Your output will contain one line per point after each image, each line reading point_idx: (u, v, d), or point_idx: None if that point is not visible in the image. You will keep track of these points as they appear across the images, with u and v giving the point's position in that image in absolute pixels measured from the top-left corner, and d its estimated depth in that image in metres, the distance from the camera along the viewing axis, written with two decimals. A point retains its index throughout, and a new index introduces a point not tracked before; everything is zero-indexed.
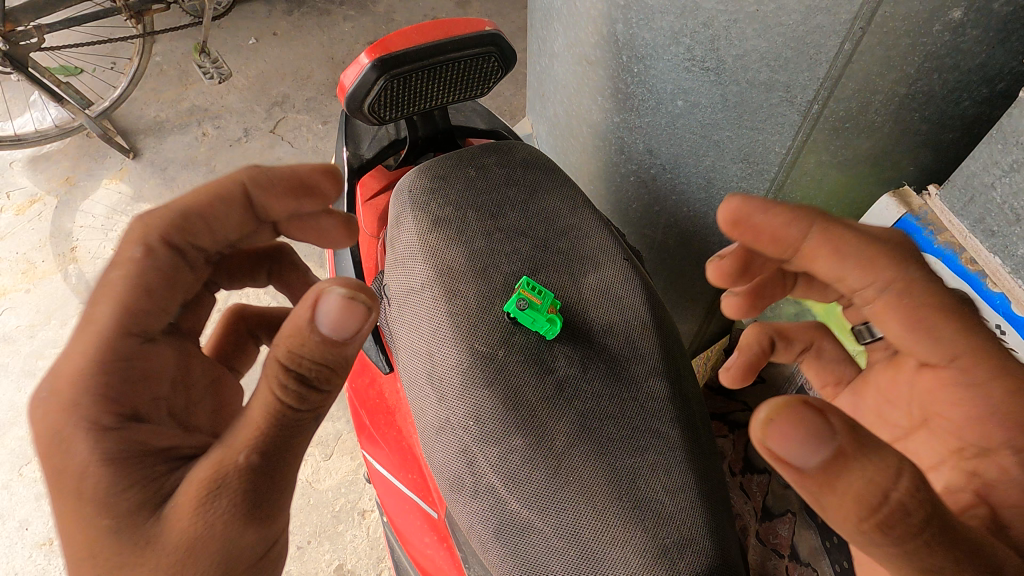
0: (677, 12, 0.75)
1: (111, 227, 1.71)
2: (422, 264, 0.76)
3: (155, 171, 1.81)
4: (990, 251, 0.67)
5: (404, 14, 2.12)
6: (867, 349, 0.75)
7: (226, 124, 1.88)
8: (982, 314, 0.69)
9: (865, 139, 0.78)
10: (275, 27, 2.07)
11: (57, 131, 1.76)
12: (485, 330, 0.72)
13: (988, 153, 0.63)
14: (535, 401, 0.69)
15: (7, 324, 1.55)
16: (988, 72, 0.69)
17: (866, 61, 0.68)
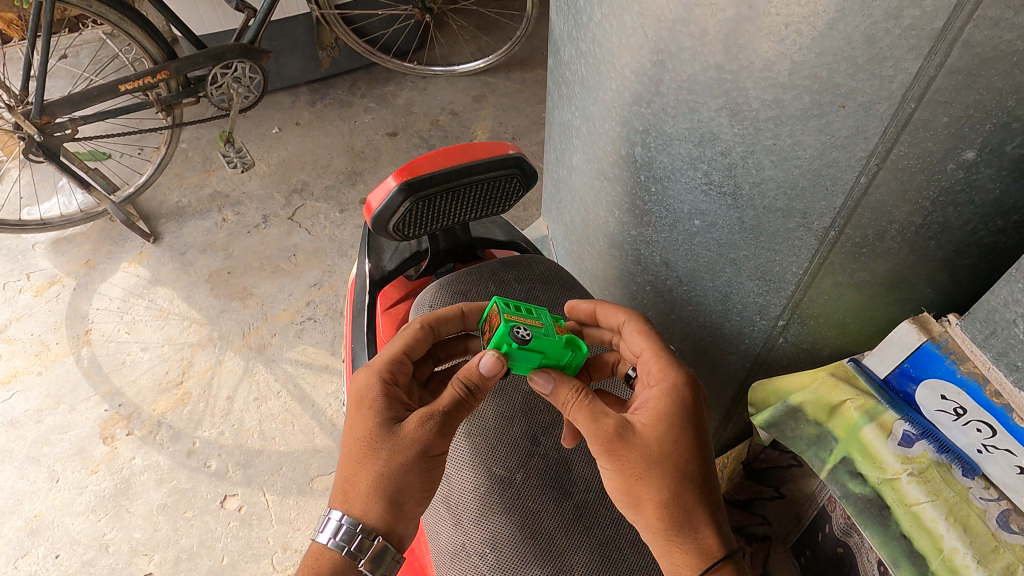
0: (694, 141, 0.77)
1: (126, 311, 1.72)
2: (440, 382, 0.76)
3: (173, 255, 1.83)
4: (1014, 385, 0.66)
5: (422, 107, 2.20)
6: (893, 478, 0.75)
7: (246, 211, 1.92)
8: (1009, 447, 0.68)
9: (880, 263, 0.79)
10: (298, 117, 2.15)
11: (81, 215, 1.81)
12: (504, 452, 0.71)
13: (1009, 292, 0.63)
14: (554, 528, 0.67)
15: (16, 409, 1.55)
16: (1003, 207, 0.70)
17: (882, 193, 0.69)
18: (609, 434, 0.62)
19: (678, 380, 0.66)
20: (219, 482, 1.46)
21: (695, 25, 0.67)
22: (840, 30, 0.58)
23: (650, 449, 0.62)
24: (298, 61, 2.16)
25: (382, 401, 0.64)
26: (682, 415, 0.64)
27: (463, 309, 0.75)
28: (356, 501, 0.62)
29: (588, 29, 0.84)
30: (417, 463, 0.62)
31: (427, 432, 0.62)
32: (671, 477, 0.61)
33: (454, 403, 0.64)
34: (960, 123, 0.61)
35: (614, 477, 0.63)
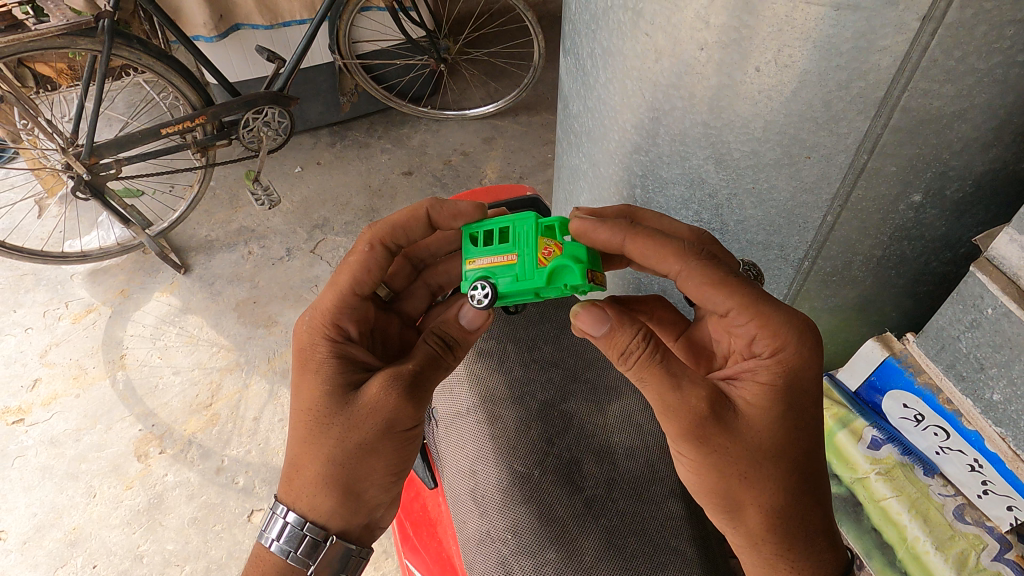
0: (686, 184, 0.89)
1: (158, 337, 1.84)
2: (467, 392, 0.87)
3: (203, 285, 1.96)
4: (962, 393, 0.77)
5: (436, 148, 2.35)
6: (863, 477, 0.87)
7: (270, 244, 2.05)
8: (961, 448, 0.80)
9: (850, 289, 0.90)
10: (319, 157, 2.30)
11: (118, 248, 1.94)
12: (523, 452, 0.82)
13: (952, 313, 0.74)
14: (567, 517, 0.77)
15: (56, 428, 1.65)
16: (950, 240, 0.82)
17: (845, 229, 0.81)
18: (701, 422, 0.62)
19: (792, 358, 0.64)
20: (247, 497, 1.56)
21: (686, 89, 0.76)
22: (804, 96, 0.67)
23: (758, 445, 0.63)
24: (320, 106, 2.31)
25: (336, 377, 0.71)
26: (792, 400, 0.65)
27: (429, 208, 0.77)
28: (305, 476, 0.72)
29: (594, 87, 0.94)
30: (367, 445, 0.69)
31: (378, 408, 0.68)
32: (781, 474, 0.64)
33: (410, 376, 0.70)
34: (906, 171, 0.72)
35: (707, 471, 0.64)
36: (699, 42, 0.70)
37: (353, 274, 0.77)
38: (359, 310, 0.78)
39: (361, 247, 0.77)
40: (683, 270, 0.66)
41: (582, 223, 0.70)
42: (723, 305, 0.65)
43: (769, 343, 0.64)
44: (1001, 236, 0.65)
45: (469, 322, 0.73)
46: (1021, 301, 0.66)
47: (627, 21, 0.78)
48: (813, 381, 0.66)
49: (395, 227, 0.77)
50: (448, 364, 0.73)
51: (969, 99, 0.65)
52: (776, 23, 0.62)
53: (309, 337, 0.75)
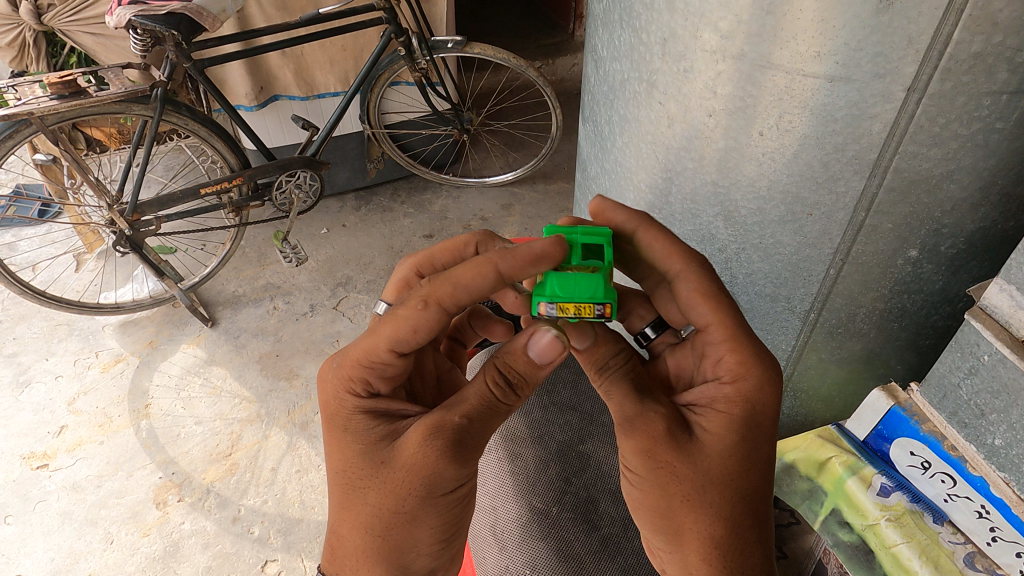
0: (698, 240, 0.95)
1: (183, 388, 1.89)
2: (490, 431, 0.92)
3: (228, 338, 2.02)
4: (965, 439, 0.80)
5: (456, 214, 2.45)
6: (874, 523, 0.91)
7: (295, 300, 2.12)
8: (967, 494, 0.82)
9: (856, 341, 0.94)
10: (345, 220, 2.41)
11: (150, 300, 2.03)
12: (541, 489, 0.85)
13: (952, 360, 0.78)
14: (583, 553, 0.79)
15: (79, 474, 1.68)
16: (948, 295, 0.86)
17: (847, 285, 0.85)
18: (654, 439, 0.63)
19: (752, 389, 0.64)
20: (261, 547, 1.56)
21: (695, 152, 0.84)
22: (804, 157, 0.74)
23: (707, 471, 0.63)
24: (347, 172, 2.44)
25: (375, 431, 0.70)
26: (747, 432, 0.64)
27: (496, 266, 0.65)
28: (347, 538, 0.71)
29: (612, 151, 1.02)
30: (408, 509, 0.68)
31: (419, 467, 0.66)
32: (728, 504, 0.63)
33: (455, 432, 0.66)
34: (902, 230, 0.77)
35: (651, 486, 0.64)
36: (707, 109, 0.78)
37: (394, 331, 0.69)
38: (390, 369, 0.73)
39: (414, 303, 0.67)
40: (685, 270, 0.68)
41: (602, 203, 0.75)
42: (705, 318, 0.67)
43: (733, 367, 0.64)
44: (991, 286, 0.70)
45: (539, 358, 0.69)
46: (1014, 347, 0.70)
47: (642, 91, 0.87)
48: (772, 416, 0.65)
49: (458, 287, 0.66)
50: (505, 405, 0.70)
51: (955, 161, 0.69)
52: (777, 93, 0.70)
53: (338, 394, 0.72)
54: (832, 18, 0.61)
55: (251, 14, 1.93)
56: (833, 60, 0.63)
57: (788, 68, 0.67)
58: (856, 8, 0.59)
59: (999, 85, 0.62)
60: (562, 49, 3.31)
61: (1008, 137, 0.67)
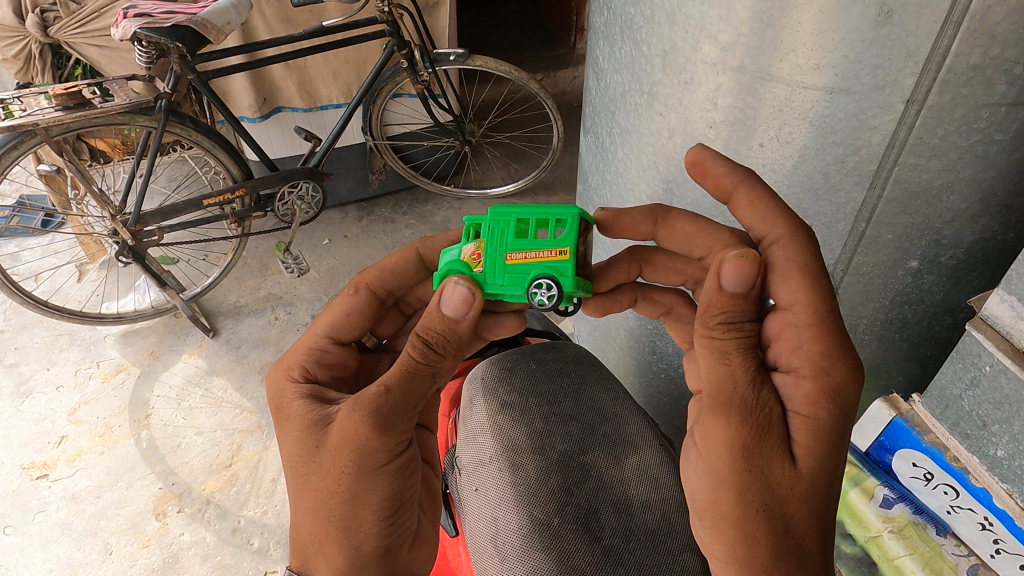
0: None
1: (184, 398, 1.89)
2: (490, 440, 0.92)
3: (229, 348, 2.03)
4: (968, 450, 0.80)
5: (457, 225, 2.46)
6: (876, 535, 0.92)
7: (296, 310, 2.13)
8: (971, 506, 0.82)
9: (857, 352, 0.94)
10: (347, 231, 2.42)
11: (152, 310, 2.03)
12: (542, 499, 0.85)
13: (954, 371, 0.78)
14: (585, 563, 0.79)
15: (79, 485, 1.68)
16: (949, 305, 0.87)
17: (847, 296, 0.85)
18: (745, 434, 0.59)
19: (739, 411, 0.59)
20: (260, 559, 1.56)
21: None
22: (805, 168, 0.74)
23: (785, 484, 0.59)
24: (349, 183, 2.45)
25: (309, 416, 0.72)
26: (836, 442, 0.60)
27: (417, 249, 0.83)
28: (302, 526, 0.72)
29: (613, 162, 1.03)
30: (345, 486, 0.67)
31: (347, 438, 0.66)
32: (803, 520, 0.59)
33: (373, 399, 0.66)
34: (902, 241, 0.77)
35: (727, 491, 0.60)
36: (708, 121, 0.78)
37: (330, 321, 0.81)
38: (328, 355, 0.81)
39: (346, 290, 0.82)
40: (786, 236, 0.64)
41: (700, 153, 0.68)
42: (793, 296, 0.62)
43: (817, 363, 0.60)
44: (992, 297, 0.70)
45: (452, 312, 0.68)
46: (1015, 357, 0.70)
47: (643, 103, 0.87)
48: (769, 446, 0.59)
49: (384, 270, 0.83)
50: (433, 371, 0.69)
51: (954, 172, 0.70)
52: (776, 105, 0.70)
53: (278, 386, 0.77)
54: (830, 31, 0.61)
55: (255, 26, 1.95)
56: (833, 72, 0.64)
57: (788, 80, 0.67)
58: (854, 22, 0.60)
59: (997, 97, 0.62)
60: (564, 62, 3.33)
61: (1006, 148, 0.67)
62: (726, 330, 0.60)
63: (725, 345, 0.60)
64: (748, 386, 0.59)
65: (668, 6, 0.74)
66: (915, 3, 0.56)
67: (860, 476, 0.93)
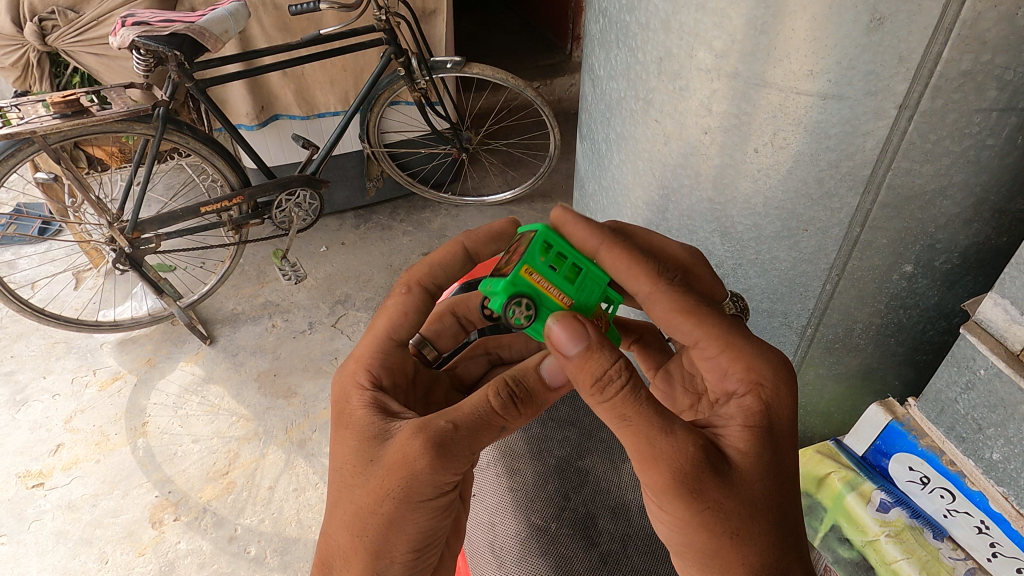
0: None
1: (181, 406, 1.88)
2: (488, 445, 0.92)
3: (226, 356, 2.02)
4: (963, 454, 0.81)
5: (455, 232, 2.46)
6: (874, 538, 0.91)
7: (293, 317, 2.13)
8: (967, 509, 0.83)
9: (854, 357, 0.94)
10: (344, 238, 2.42)
11: (149, 318, 2.04)
12: (540, 504, 0.85)
13: (948, 375, 0.78)
14: (582, 568, 0.79)
15: (75, 493, 1.67)
16: (943, 310, 0.87)
17: (843, 300, 0.85)
18: (695, 474, 0.59)
19: (667, 455, 0.59)
20: (257, 567, 1.55)
21: (692, 169, 0.84)
22: (799, 174, 0.74)
23: (753, 498, 0.60)
24: (346, 191, 2.46)
25: (369, 428, 0.67)
26: (778, 450, 0.63)
27: (462, 243, 0.81)
28: (330, 533, 0.68)
29: (610, 169, 1.03)
30: (388, 510, 0.64)
31: (404, 464, 0.63)
32: (776, 532, 0.60)
33: (440, 434, 0.63)
34: (897, 245, 0.78)
35: (693, 527, 0.59)
36: (703, 127, 0.79)
37: (389, 319, 0.76)
38: (390, 360, 0.75)
39: (398, 290, 0.78)
40: (654, 290, 0.70)
41: (564, 216, 0.76)
42: (692, 334, 0.68)
43: (743, 378, 0.65)
44: (986, 301, 0.70)
45: (551, 378, 0.70)
46: (1010, 361, 0.70)
47: (639, 109, 0.88)
48: (709, 474, 0.59)
49: (433, 265, 0.79)
50: (505, 427, 0.68)
51: (947, 177, 0.70)
52: (771, 111, 0.71)
53: (346, 387, 0.72)
54: (824, 37, 0.62)
55: (253, 35, 1.96)
56: (826, 78, 0.64)
57: (782, 86, 0.68)
58: (846, 28, 0.60)
59: (989, 102, 0.63)
60: (560, 70, 3.35)
61: (998, 154, 0.68)
62: (606, 393, 0.61)
63: (618, 408, 0.61)
64: (663, 438, 0.59)
65: (664, 14, 0.75)
66: (906, 10, 0.57)
67: (857, 479, 0.94)
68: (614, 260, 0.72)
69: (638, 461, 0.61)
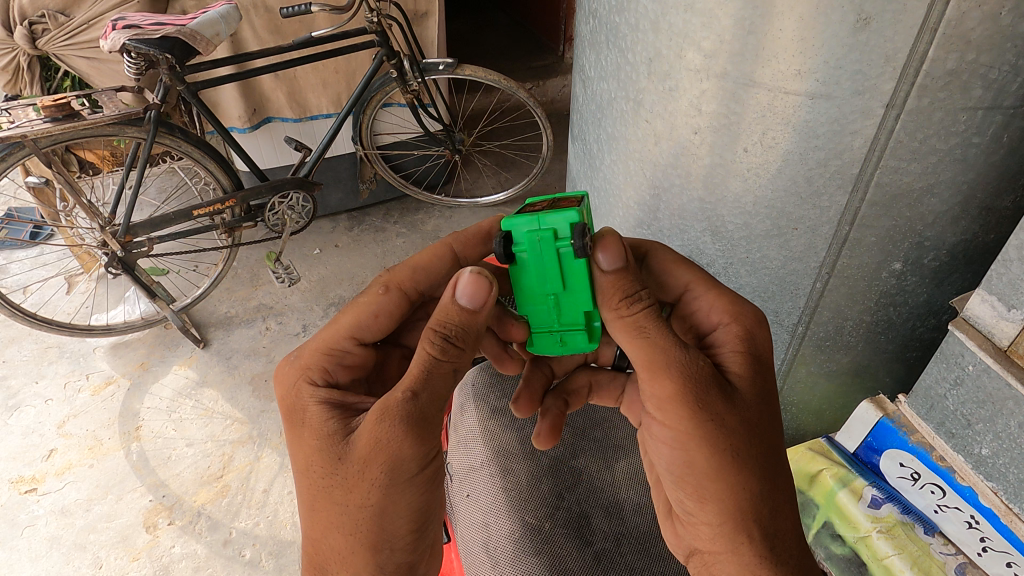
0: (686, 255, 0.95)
1: (174, 410, 1.88)
2: (482, 446, 0.93)
3: (220, 359, 2.02)
4: (952, 449, 0.82)
5: (449, 233, 2.46)
6: (865, 535, 0.92)
7: (287, 320, 2.12)
8: (957, 504, 0.84)
9: (844, 354, 0.94)
10: (337, 240, 2.42)
11: (142, 322, 2.03)
12: (533, 504, 0.85)
13: (938, 371, 0.79)
14: (577, 567, 0.79)
15: (68, 498, 1.66)
16: (932, 306, 0.88)
17: (833, 297, 0.86)
18: (702, 384, 0.61)
19: (680, 366, 0.62)
20: (252, 570, 1.54)
21: (682, 168, 0.85)
22: (788, 172, 0.75)
23: (751, 419, 0.63)
24: (339, 193, 2.46)
25: (328, 427, 0.66)
26: (766, 371, 0.67)
27: (450, 247, 0.78)
28: (321, 534, 0.66)
29: (601, 168, 1.03)
30: (374, 500, 0.62)
31: (378, 449, 0.62)
32: (770, 455, 0.63)
33: (404, 408, 0.62)
34: (885, 243, 0.78)
35: (699, 442, 0.61)
36: (693, 127, 0.79)
37: (356, 318, 0.75)
38: (350, 356, 0.75)
39: (375, 289, 0.76)
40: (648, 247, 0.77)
41: None
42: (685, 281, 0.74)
43: (727, 314, 0.69)
44: (973, 297, 0.71)
45: (470, 301, 0.66)
46: (998, 357, 0.71)
47: (629, 109, 0.88)
48: (715, 384, 0.62)
49: (416, 269, 0.77)
50: (454, 366, 0.66)
51: (935, 175, 0.71)
52: (760, 110, 0.71)
53: (295, 385, 0.71)
54: (811, 38, 0.62)
55: (244, 37, 1.96)
56: (814, 78, 0.65)
57: (771, 86, 0.68)
58: (834, 28, 0.61)
59: (975, 100, 0.64)
60: (552, 71, 3.36)
61: (984, 151, 0.69)
62: (630, 307, 0.64)
63: (640, 320, 0.63)
64: (677, 347, 0.62)
65: (653, 15, 0.75)
66: (892, 9, 0.58)
67: (848, 474, 0.96)
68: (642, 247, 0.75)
69: (645, 369, 0.63)
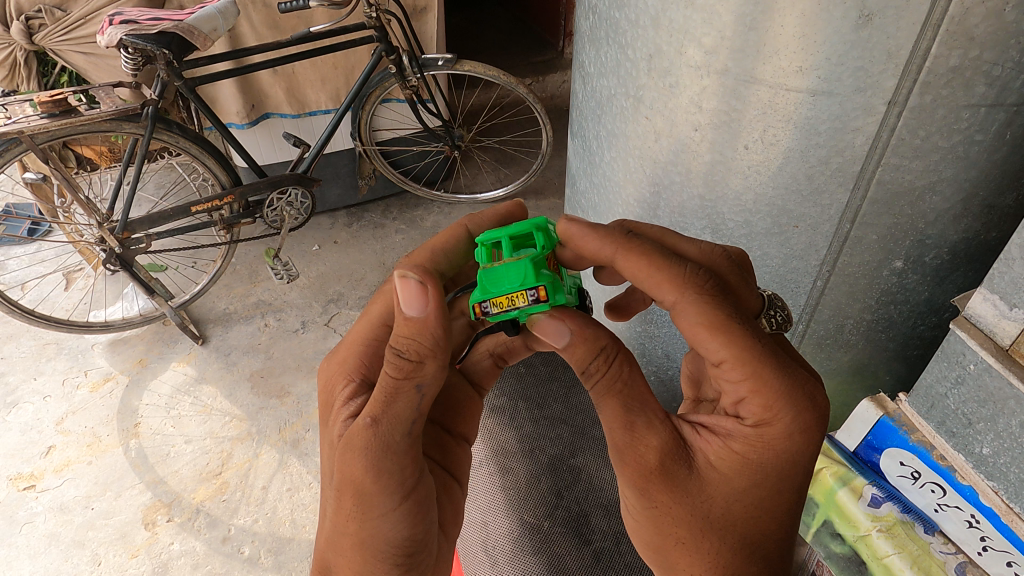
0: None
1: (173, 406, 1.88)
2: (482, 445, 0.93)
3: (219, 356, 2.02)
4: (953, 448, 0.81)
5: None
6: (865, 534, 0.94)
7: (286, 317, 2.12)
8: (957, 504, 0.84)
9: (845, 352, 0.94)
10: (337, 236, 2.42)
11: (140, 318, 2.02)
12: (532, 503, 0.85)
13: (939, 370, 0.79)
14: (576, 566, 0.78)
15: (67, 495, 1.66)
16: (933, 304, 0.87)
17: (834, 294, 0.85)
18: (645, 472, 0.61)
19: (627, 451, 0.62)
20: (251, 568, 1.54)
21: (683, 165, 0.84)
22: (789, 170, 0.74)
23: (706, 512, 0.61)
24: (339, 189, 2.45)
25: (335, 433, 0.68)
26: (763, 473, 0.60)
27: (466, 226, 0.74)
28: (324, 543, 0.69)
29: (601, 165, 1.03)
30: (356, 522, 0.64)
31: (351, 474, 0.63)
32: (730, 550, 0.61)
33: (367, 436, 0.62)
34: (886, 240, 0.78)
35: (647, 522, 0.63)
36: (693, 124, 0.78)
37: (386, 306, 0.74)
38: (383, 347, 0.75)
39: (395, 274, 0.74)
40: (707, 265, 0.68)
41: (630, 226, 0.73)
42: (717, 354, 0.58)
43: (757, 412, 0.59)
44: (975, 296, 0.70)
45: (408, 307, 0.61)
46: (1000, 356, 0.70)
47: (629, 106, 0.88)
48: (665, 473, 0.61)
49: (433, 249, 0.73)
50: (416, 384, 0.62)
51: (936, 173, 0.70)
52: (761, 107, 0.71)
53: (332, 379, 0.72)
54: (812, 35, 0.62)
55: (242, 33, 1.95)
56: (815, 75, 0.64)
57: (772, 83, 0.68)
58: (835, 25, 0.60)
59: (977, 98, 0.63)
60: (552, 66, 3.35)
61: (987, 149, 0.68)
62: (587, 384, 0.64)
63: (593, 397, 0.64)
64: (624, 433, 0.62)
65: (653, 11, 0.75)
66: (894, 6, 0.57)
67: (848, 475, 0.95)
68: (633, 269, 0.63)
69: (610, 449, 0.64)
